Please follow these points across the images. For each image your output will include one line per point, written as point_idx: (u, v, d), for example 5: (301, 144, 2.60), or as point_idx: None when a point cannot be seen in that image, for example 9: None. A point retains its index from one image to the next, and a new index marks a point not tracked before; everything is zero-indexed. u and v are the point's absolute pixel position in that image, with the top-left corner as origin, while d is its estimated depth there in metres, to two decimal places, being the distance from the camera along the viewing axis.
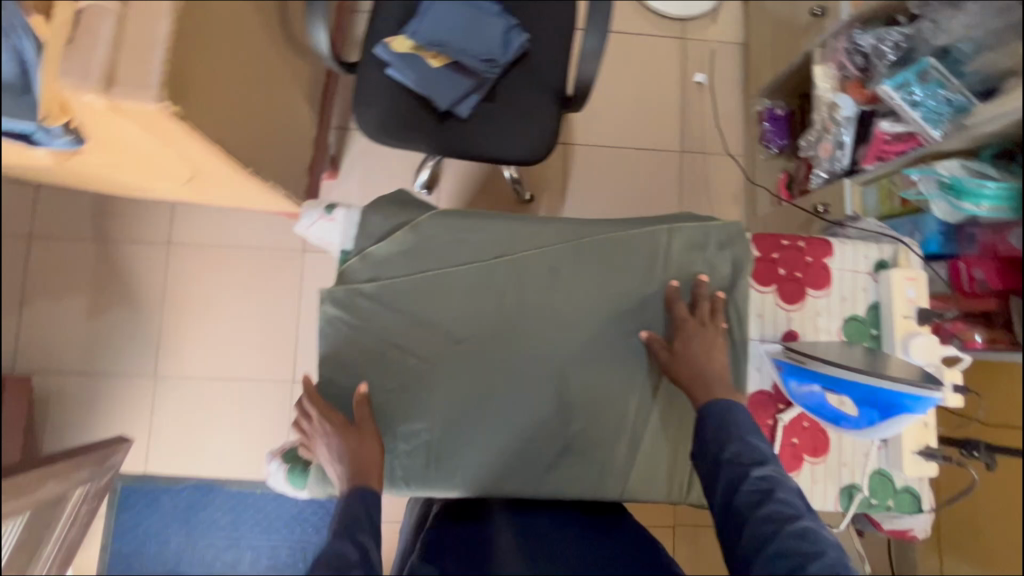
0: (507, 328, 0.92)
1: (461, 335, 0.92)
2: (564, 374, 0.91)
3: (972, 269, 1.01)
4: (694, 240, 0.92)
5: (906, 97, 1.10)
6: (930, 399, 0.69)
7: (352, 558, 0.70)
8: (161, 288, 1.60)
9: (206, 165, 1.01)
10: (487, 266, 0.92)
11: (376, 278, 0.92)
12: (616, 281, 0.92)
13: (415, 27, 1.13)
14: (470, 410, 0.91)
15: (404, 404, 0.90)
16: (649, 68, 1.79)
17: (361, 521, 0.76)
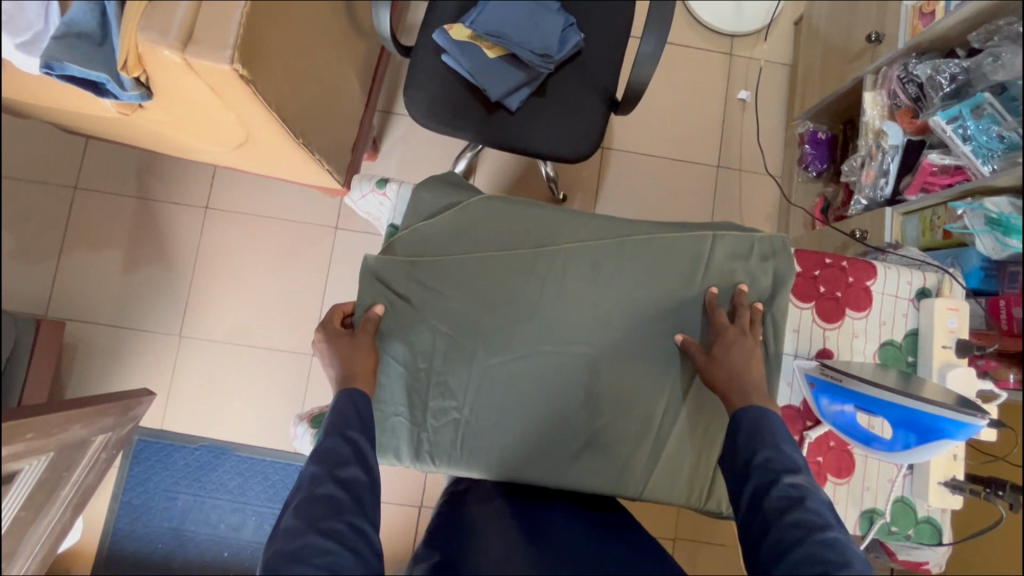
0: (544, 320, 0.95)
1: (499, 321, 0.95)
2: (596, 370, 0.94)
3: (1012, 308, 0.97)
4: (737, 249, 0.93)
5: (957, 131, 1.12)
6: (971, 427, 0.68)
7: (345, 455, 0.77)
8: (194, 251, 1.64)
9: (261, 132, 1.04)
10: (530, 255, 0.95)
11: (420, 256, 0.95)
12: (657, 284, 0.94)
13: (474, 17, 1.15)
14: (499, 394, 0.94)
15: (439, 380, 0.95)
16: (693, 81, 1.79)
17: (349, 418, 0.82)
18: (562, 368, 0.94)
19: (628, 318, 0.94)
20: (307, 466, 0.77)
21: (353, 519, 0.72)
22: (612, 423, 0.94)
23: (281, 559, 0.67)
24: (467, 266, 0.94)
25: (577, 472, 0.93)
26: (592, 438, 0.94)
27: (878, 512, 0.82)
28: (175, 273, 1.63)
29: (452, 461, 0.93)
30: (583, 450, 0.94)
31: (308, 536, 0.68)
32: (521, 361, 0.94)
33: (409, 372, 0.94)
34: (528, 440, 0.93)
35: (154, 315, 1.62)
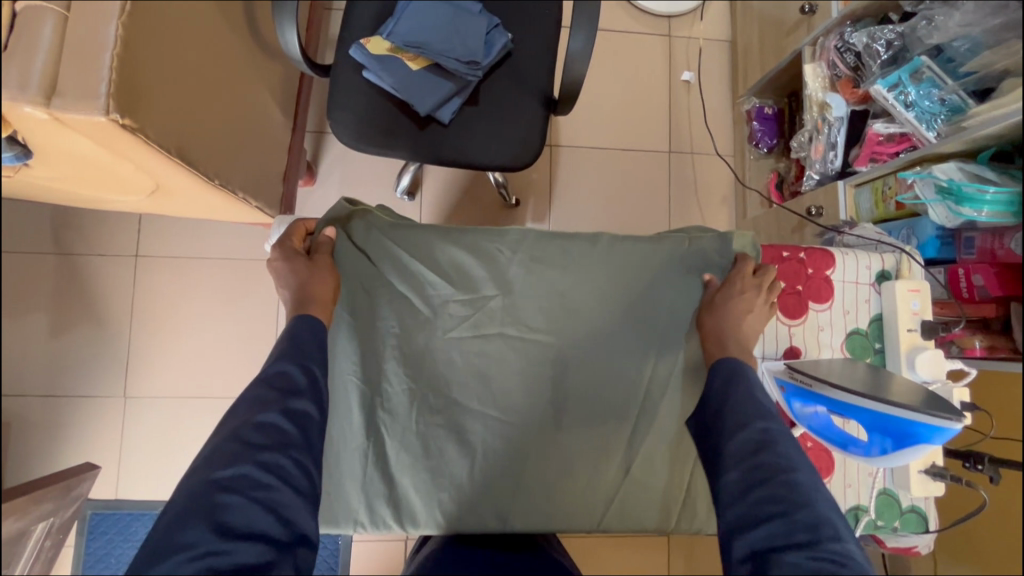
0: (494, 349, 0.88)
1: (448, 357, 0.88)
2: (559, 396, 0.88)
3: (971, 275, 0.96)
4: (708, 254, 0.88)
5: (899, 97, 1.09)
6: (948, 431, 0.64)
7: (295, 380, 0.78)
8: (129, 304, 1.52)
9: (169, 179, 0.95)
10: (477, 289, 0.88)
11: (361, 300, 0.88)
12: (622, 297, 0.88)
13: (392, 27, 1.07)
14: (451, 437, 0.87)
15: (385, 431, 0.87)
16: (635, 67, 1.75)
17: (308, 342, 0.81)
18: (521, 400, 0.88)
19: (588, 335, 0.88)
20: (255, 387, 0.77)
21: (296, 458, 0.74)
22: (585, 451, 0.87)
23: (211, 485, 0.68)
24: (408, 300, 0.88)
25: (544, 510, 0.86)
26: (561, 470, 0.87)
27: (862, 508, 0.80)
28: (110, 330, 1.51)
29: (406, 518, 0.85)
30: (553, 487, 0.86)
31: (244, 465, 0.70)
32: (475, 397, 0.87)
33: (353, 425, 0.86)
34: (486, 482, 0.86)
35: (92, 378, 1.50)
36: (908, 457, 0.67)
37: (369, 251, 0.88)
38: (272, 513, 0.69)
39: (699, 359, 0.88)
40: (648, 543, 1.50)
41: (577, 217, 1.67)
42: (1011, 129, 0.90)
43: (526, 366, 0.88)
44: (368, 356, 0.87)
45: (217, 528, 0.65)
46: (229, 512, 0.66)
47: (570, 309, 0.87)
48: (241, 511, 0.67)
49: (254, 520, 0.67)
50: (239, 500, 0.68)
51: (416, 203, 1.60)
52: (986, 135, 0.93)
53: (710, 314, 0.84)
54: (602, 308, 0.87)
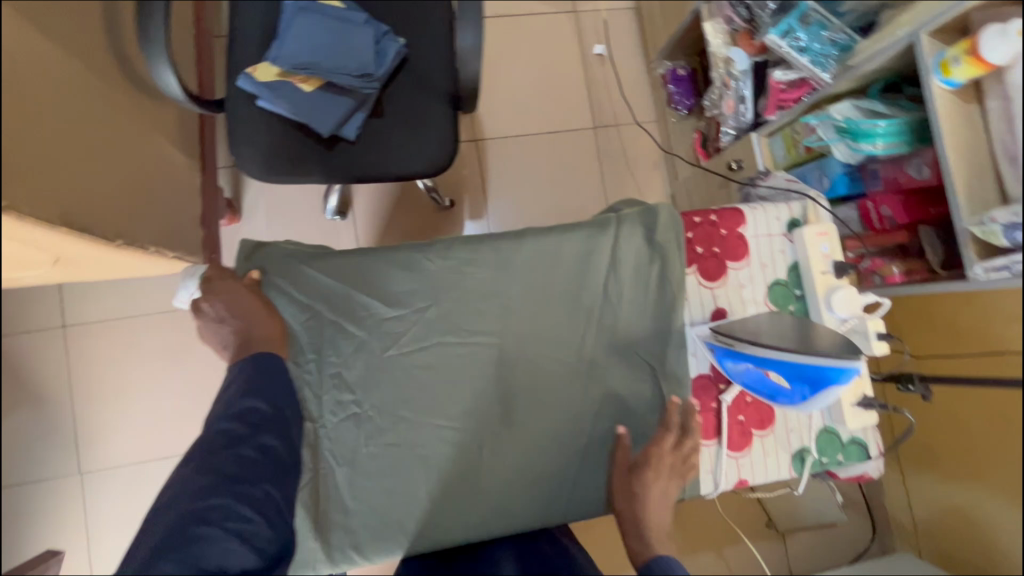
0: (438, 359, 0.85)
1: (391, 379, 0.85)
2: (512, 394, 0.85)
3: (880, 207, 1.00)
4: (638, 235, 0.85)
5: (793, 44, 1.10)
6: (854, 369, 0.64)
7: (264, 412, 0.77)
8: (65, 378, 1.45)
9: (65, 248, 0.90)
10: (408, 299, 0.85)
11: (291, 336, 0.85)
12: (559, 290, 0.85)
13: (276, 50, 1.02)
14: (405, 457, 0.83)
15: (333, 463, 0.83)
16: (546, 48, 1.74)
17: (266, 383, 0.79)
18: (470, 406, 0.85)
19: (528, 327, 0.85)
20: (221, 422, 0.76)
21: (270, 489, 0.71)
22: (549, 441, 0.85)
23: (185, 518, 0.65)
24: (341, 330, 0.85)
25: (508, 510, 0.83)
26: (525, 466, 0.84)
27: (806, 450, 0.83)
28: (51, 409, 1.44)
29: (362, 552, 0.81)
30: (514, 486, 0.84)
31: (220, 497, 0.67)
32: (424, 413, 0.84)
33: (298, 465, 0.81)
34: (444, 498, 0.83)
35: (41, 461, 1.43)
36: (828, 399, 0.68)
37: (295, 283, 0.85)
38: (247, 545, 0.65)
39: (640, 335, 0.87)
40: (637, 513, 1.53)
41: (514, 208, 1.67)
42: (893, 61, 0.93)
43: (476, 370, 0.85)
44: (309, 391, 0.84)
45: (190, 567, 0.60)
46: (203, 546, 0.62)
47: (504, 307, 0.85)
48: (219, 542, 0.63)
49: (231, 549, 0.63)
50: (215, 532, 0.64)
51: (349, 222, 1.56)
52: (871, 71, 0.96)
53: (623, 496, 0.81)
54: (539, 302, 0.85)
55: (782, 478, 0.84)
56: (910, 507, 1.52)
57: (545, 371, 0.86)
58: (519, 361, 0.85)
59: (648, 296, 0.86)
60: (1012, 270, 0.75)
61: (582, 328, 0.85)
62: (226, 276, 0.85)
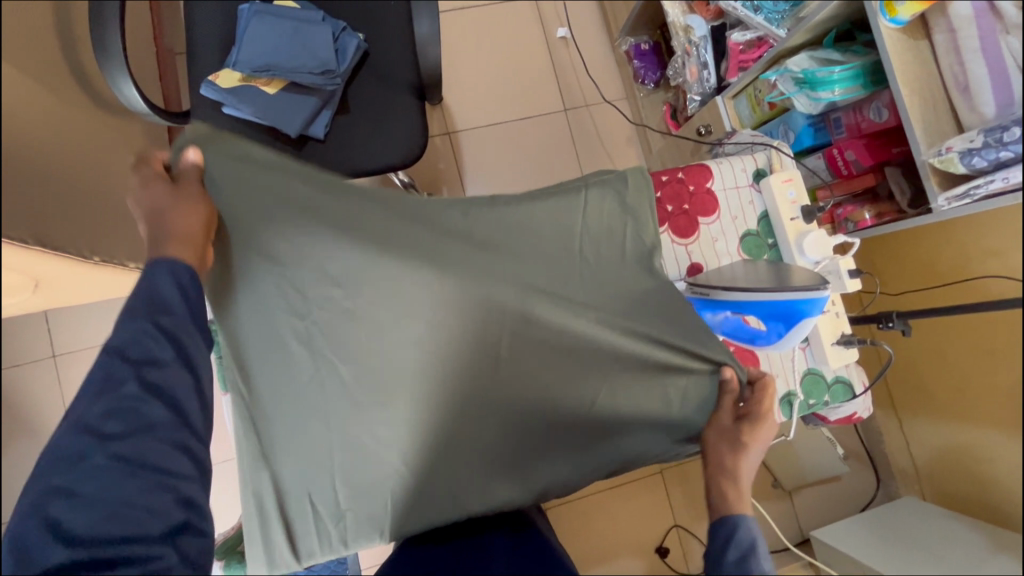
0: (432, 326, 0.71)
1: (379, 320, 0.72)
2: (521, 347, 0.72)
3: (845, 153, 1.01)
4: (610, 196, 0.84)
5: (746, 4, 1.13)
6: (821, 299, 0.66)
7: (161, 355, 0.61)
8: (60, 407, 1.45)
9: (45, 271, 0.91)
10: None
11: (254, 269, 0.72)
12: (546, 243, 0.79)
13: (236, 56, 1.03)
14: (400, 412, 0.72)
15: (318, 432, 0.72)
16: (509, 36, 1.75)
17: (174, 307, 0.64)
18: (468, 364, 0.72)
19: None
20: (104, 359, 0.61)
21: (165, 439, 0.58)
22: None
23: (55, 489, 0.54)
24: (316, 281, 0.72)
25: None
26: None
27: (793, 393, 0.83)
28: (49, 440, 1.44)
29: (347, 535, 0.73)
30: (516, 456, 0.75)
31: (97, 459, 0.55)
32: (421, 381, 0.72)
33: (280, 427, 0.73)
34: (440, 468, 0.73)
35: None
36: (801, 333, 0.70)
37: (261, 213, 0.71)
38: (132, 507, 0.54)
39: None
40: (643, 482, 1.65)
41: None
42: (843, 8, 0.95)
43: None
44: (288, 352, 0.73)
45: (62, 539, 0.52)
46: (75, 521, 0.53)
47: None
48: (100, 511, 0.53)
49: (118, 517, 0.54)
50: (91, 501, 0.54)
51: None
52: (822, 20, 0.97)
53: (724, 445, 0.72)
54: (532, 247, 0.78)
55: (773, 425, 0.83)
56: (910, 454, 1.56)
57: None
58: None
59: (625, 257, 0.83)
60: (973, 195, 0.76)
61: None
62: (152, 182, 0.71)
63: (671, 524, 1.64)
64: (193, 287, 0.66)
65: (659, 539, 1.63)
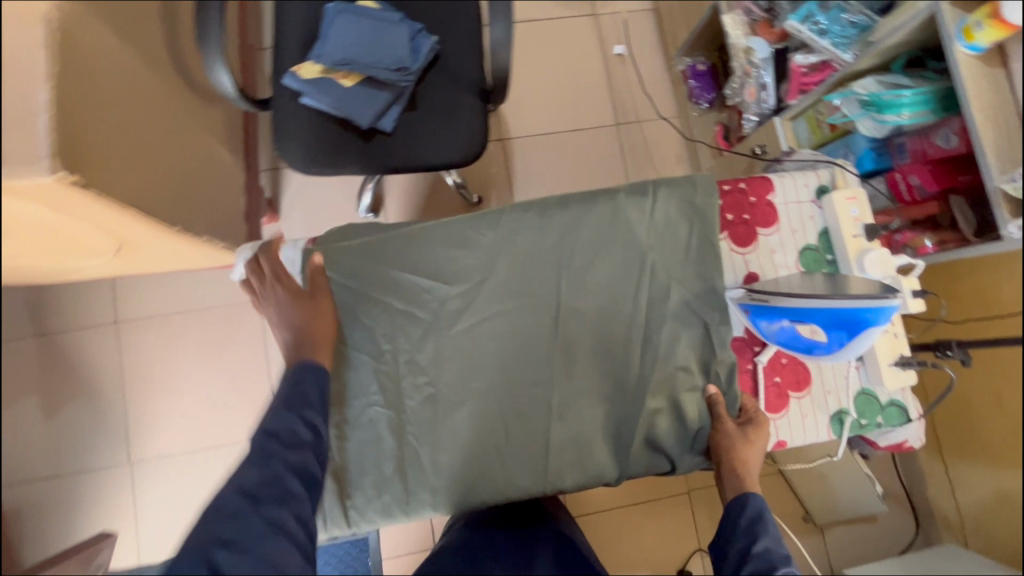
0: (485, 332, 0.88)
1: (465, 312, 0.89)
2: (564, 353, 0.87)
3: (908, 177, 1.01)
4: (679, 198, 0.87)
5: (813, 27, 1.14)
6: (890, 308, 0.66)
7: (303, 431, 0.74)
8: (117, 370, 1.53)
9: (129, 232, 0.97)
10: (461, 262, 0.89)
11: (358, 276, 0.90)
12: (609, 253, 0.88)
13: (319, 50, 1.09)
14: (481, 387, 0.87)
15: (399, 404, 0.87)
16: (567, 50, 1.80)
17: (310, 400, 0.78)
18: (519, 354, 0.87)
19: (568, 292, 0.87)
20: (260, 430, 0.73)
21: (300, 489, 0.69)
22: (585, 405, 0.86)
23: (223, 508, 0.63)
24: (389, 291, 0.90)
25: (544, 474, 0.84)
26: (564, 431, 0.85)
27: (845, 411, 0.84)
28: (103, 401, 1.52)
29: (410, 505, 0.85)
30: (563, 444, 0.85)
31: (255, 489, 0.65)
32: (473, 377, 0.87)
33: (366, 394, 0.87)
34: (489, 450, 0.86)
35: (92, 451, 1.50)
36: (865, 344, 0.70)
37: (379, 231, 0.92)
38: (277, 532, 0.63)
39: (682, 297, 0.87)
40: (671, 500, 1.63)
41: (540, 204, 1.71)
42: (915, 33, 0.95)
43: (515, 335, 0.88)
44: (358, 344, 0.89)
45: (225, 543, 0.60)
46: (240, 529, 0.61)
47: (541, 275, 0.88)
48: (250, 528, 0.62)
49: (270, 533, 0.63)
50: (249, 519, 0.63)
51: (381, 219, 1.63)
52: (893, 45, 0.98)
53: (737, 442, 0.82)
54: (593, 256, 0.88)
55: (820, 440, 0.84)
56: (955, 498, 1.51)
57: (586, 338, 0.87)
58: (563, 329, 0.87)
59: (687, 259, 0.88)
60: None
61: (616, 293, 0.87)
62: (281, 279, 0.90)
63: (695, 548, 1.61)
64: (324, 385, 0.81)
65: (681, 562, 1.59)
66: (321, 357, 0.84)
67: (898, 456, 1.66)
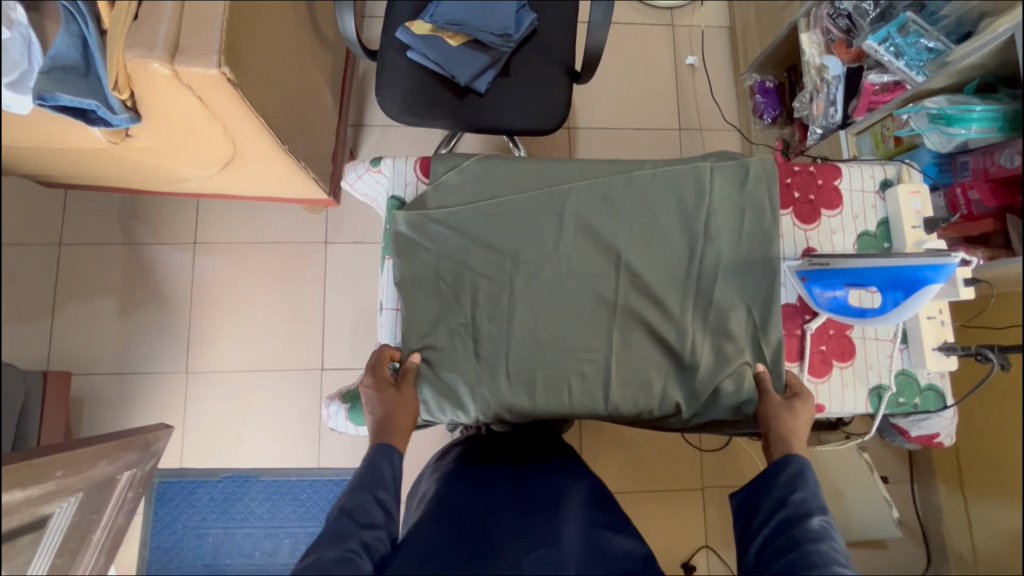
0: (561, 268, 0.94)
1: (539, 241, 0.94)
2: (624, 297, 0.93)
3: (968, 192, 1.05)
4: (734, 179, 0.95)
5: (889, 50, 1.20)
6: (949, 267, 0.78)
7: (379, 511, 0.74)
8: (188, 287, 1.66)
9: (247, 143, 1.09)
10: (542, 196, 0.95)
11: (444, 206, 0.94)
12: (667, 211, 0.95)
13: (433, 11, 1.21)
14: (544, 313, 0.93)
15: (460, 318, 0.93)
16: (643, 54, 1.89)
17: (382, 479, 0.78)
18: (586, 291, 0.94)
19: (637, 241, 0.94)
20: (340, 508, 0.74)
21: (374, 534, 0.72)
22: (641, 346, 0.93)
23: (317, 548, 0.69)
24: (481, 217, 0.94)
25: (595, 402, 0.92)
26: (619, 365, 0.92)
27: (884, 387, 0.91)
28: (171, 312, 1.64)
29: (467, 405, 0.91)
30: (616, 376, 0.92)
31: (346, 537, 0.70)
32: (545, 306, 0.93)
33: (438, 301, 0.93)
34: (547, 372, 0.92)
35: (154, 356, 1.62)
36: (920, 302, 0.81)
37: (461, 164, 0.96)
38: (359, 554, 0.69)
39: (739, 266, 0.93)
40: (684, 492, 1.67)
41: None
42: (991, 57, 1.01)
43: (585, 273, 0.94)
44: (444, 258, 0.93)
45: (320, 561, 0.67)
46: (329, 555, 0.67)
47: (617, 223, 0.94)
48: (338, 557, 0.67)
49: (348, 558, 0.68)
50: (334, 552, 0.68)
51: None
52: (968, 66, 1.04)
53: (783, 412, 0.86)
54: (661, 215, 0.95)
55: (857, 411, 0.91)
56: (971, 535, 1.51)
57: (652, 286, 0.93)
58: (629, 273, 0.93)
59: (742, 237, 0.94)
60: None
61: (680, 252, 0.94)
62: (382, 373, 0.88)
63: (701, 544, 1.64)
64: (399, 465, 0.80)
65: (686, 555, 1.63)
66: (398, 445, 0.82)
67: (918, 489, 1.66)
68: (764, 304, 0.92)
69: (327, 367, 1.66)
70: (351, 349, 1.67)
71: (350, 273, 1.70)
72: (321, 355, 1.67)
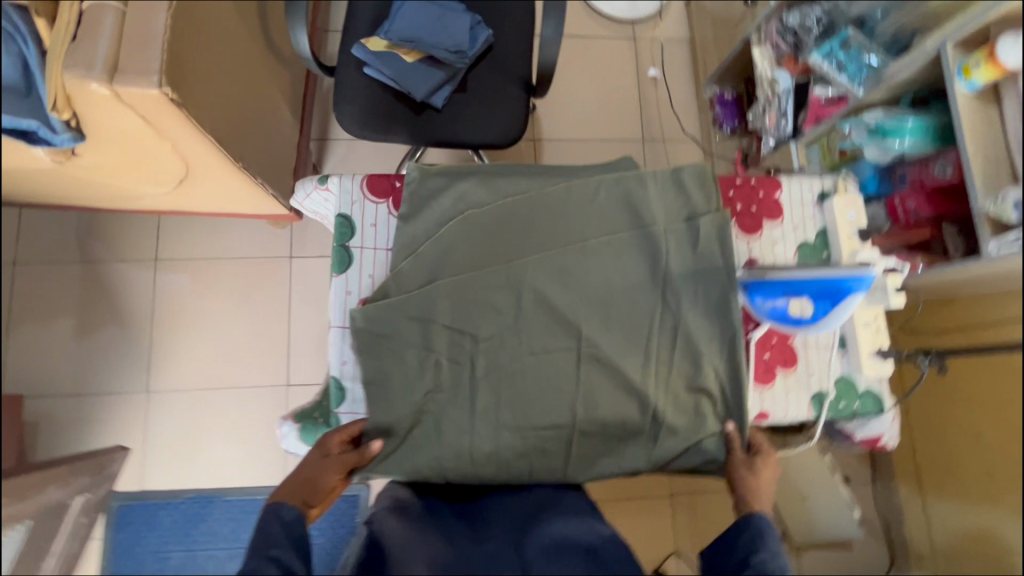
0: (520, 344, 0.92)
1: (492, 292, 0.93)
2: (586, 371, 0.92)
3: (905, 202, 1.09)
4: (687, 245, 0.96)
5: (833, 63, 1.24)
6: (867, 276, 0.87)
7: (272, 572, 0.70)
8: (150, 306, 1.63)
9: (198, 160, 1.08)
10: (496, 272, 0.93)
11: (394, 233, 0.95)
12: (624, 279, 0.95)
13: (388, 28, 1.22)
14: (504, 381, 0.91)
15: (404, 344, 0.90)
16: (607, 67, 1.93)
17: (275, 537, 0.76)
18: (545, 350, 0.92)
19: (596, 308, 0.94)
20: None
21: None
22: (607, 418, 0.91)
23: None
24: (437, 287, 0.92)
25: (561, 467, 0.91)
26: (585, 432, 0.91)
27: (825, 392, 0.96)
28: None
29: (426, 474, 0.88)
30: (581, 442, 0.91)
31: None
32: (506, 385, 0.91)
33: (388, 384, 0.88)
34: (506, 441, 0.89)
35: None
36: (847, 309, 0.89)
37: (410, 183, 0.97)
38: None
39: (697, 329, 0.94)
40: (652, 500, 1.68)
41: None
42: (920, 73, 1.06)
43: (544, 342, 0.92)
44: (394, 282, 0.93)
45: None
46: None
47: (577, 289, 0.94)
48: None
49: None
50: None
51: None
52: (902, 81, 1.09)
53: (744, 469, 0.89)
54: (618, 279, 0.95)
55: (800, 416, 0.96)
56: (929, 534, 1.53)
57: (609, 353, 0.92)
58: (590, 341, 0.92)
59: (698, 301, 0.95)
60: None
61: (637, 310, 0.94)
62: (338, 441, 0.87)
63: (671, 550, 1.65)
64: (293, 520, 0.79)
65: (656, 562, 1.64)
66: (293, 502, 0.82)
67: (880, 489, 1.71)
68: (725, 372, 0.93)
69: (292, 383, 1.64)
70: (318, 363, 1.66)
71: (315, 286, 1.69)
72: (287, 370, 1.65)
